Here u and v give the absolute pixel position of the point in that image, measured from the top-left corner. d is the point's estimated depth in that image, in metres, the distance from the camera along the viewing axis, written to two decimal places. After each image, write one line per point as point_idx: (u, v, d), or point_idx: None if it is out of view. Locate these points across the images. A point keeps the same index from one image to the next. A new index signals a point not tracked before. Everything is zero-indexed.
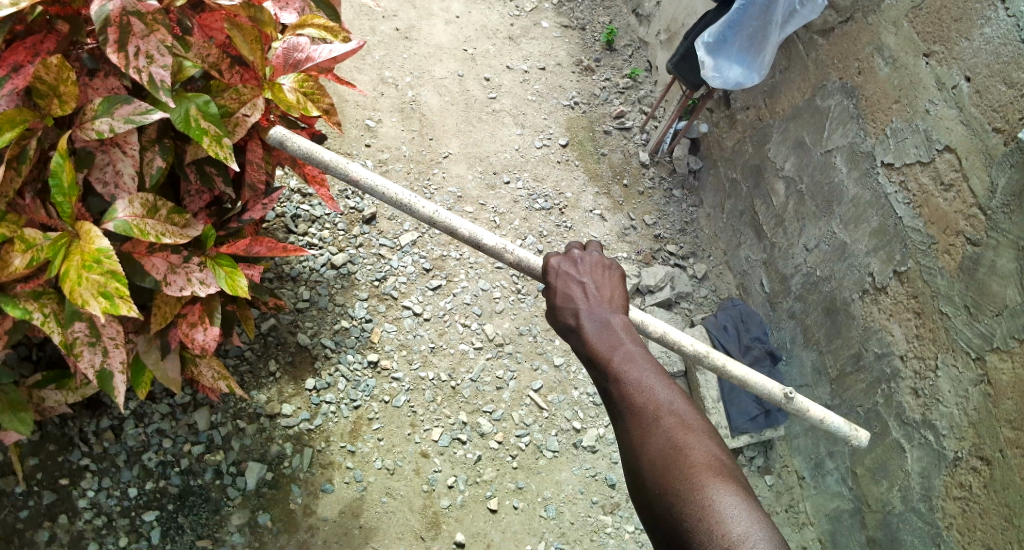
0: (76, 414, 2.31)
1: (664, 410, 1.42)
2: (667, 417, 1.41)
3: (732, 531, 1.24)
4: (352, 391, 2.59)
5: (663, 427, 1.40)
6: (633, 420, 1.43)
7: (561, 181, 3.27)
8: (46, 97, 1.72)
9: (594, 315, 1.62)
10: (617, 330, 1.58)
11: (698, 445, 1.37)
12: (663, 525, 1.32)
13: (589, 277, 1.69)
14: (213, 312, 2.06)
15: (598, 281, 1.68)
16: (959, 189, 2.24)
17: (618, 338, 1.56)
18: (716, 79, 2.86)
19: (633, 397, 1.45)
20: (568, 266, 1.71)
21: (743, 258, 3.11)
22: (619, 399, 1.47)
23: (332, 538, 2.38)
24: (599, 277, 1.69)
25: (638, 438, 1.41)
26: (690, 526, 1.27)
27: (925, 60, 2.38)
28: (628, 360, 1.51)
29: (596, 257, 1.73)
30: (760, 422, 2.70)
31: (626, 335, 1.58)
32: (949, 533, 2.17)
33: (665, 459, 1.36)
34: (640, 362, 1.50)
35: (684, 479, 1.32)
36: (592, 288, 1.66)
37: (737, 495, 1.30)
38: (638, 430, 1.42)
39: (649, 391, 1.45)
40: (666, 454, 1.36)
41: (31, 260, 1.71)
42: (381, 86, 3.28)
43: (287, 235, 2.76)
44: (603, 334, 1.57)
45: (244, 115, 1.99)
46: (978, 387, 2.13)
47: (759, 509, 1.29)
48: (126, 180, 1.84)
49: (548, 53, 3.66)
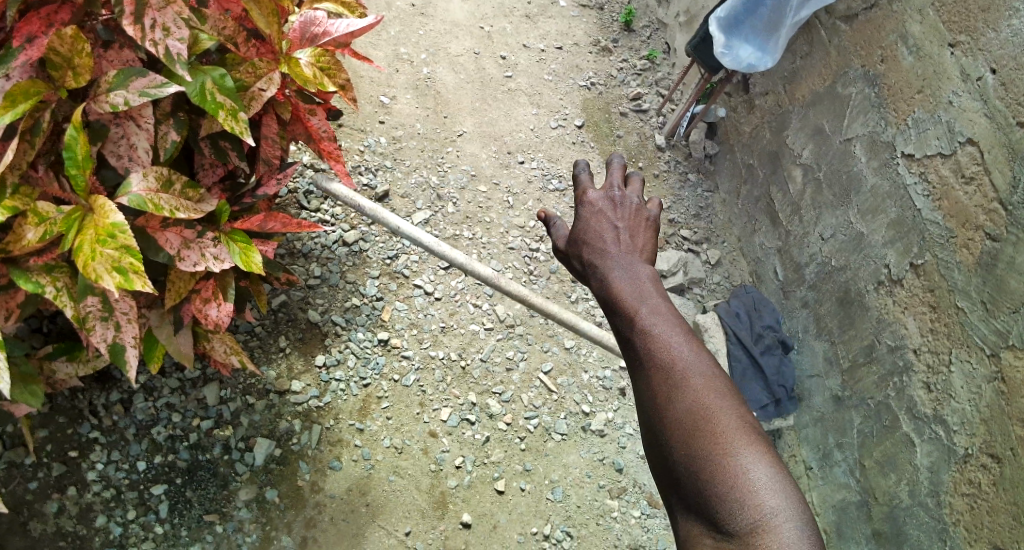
0: (87, 387, 2.31)
1: (694, 367, 1.39)
2: (697, 374, 1.37)
3: (763, 503, 1.23)
4: (362, 369, 2.59)
5: (693, 383, 1.36)
6: (660, 377, 1.38)
7: (576, 163, 3.23)
8: (60, 69, 1.69)
9: (623, 264, 1.58)
10: (646, 282, 1.54)
11: (729, 406, 1.34)
12: (687, 488, 1.30)
13: (625, 223, 1.67)
14: (227, 288, 2.04)
15: (633, 230, 1.67)
16: (980, 182, 2.22)
17: (647, 290, 1.52)
18: (726, 56, 2.84)
19: (662, 353, 1.41)
20: (606, 207, 1.70)
21: (757, 244, 3.09)
22: (646, 354, 1.42)
23: (340, 515, 2.38)
24: (635, 226, 1.68)
25: (665, 395, 1.36)
26: (720, 493, 1.25)
27: (950, 50, 2.34)
28: (657, 315, 1.47)
29: (630, 207, 1.70)
30: (769, 411, 2.73)
31: (654, 287, 1.54)
32: (956, 529, 2.17)
33: (693, 419, 1.32)
34: (669, 318, 1.46)
35: (715, 444, 1.29)
36: (625, 236, 1.65)
37: (768, 463, 1.28)
38: (666, 387, 1.37)
39: (679, 347, 1.41)
40: (695, 416, 1.32)
41: (44, 233, 1.69)
42: (396, 62, 3.25)
43: (299, 211, 2.75)
44: (633, 284, 1.54)
45: (260, 89, 1.95)
46: (992, 385, 2.12)
47: (789, 479, 1.27)
48: (140, 154, 1.81)
49: (566, 32, 3.61)
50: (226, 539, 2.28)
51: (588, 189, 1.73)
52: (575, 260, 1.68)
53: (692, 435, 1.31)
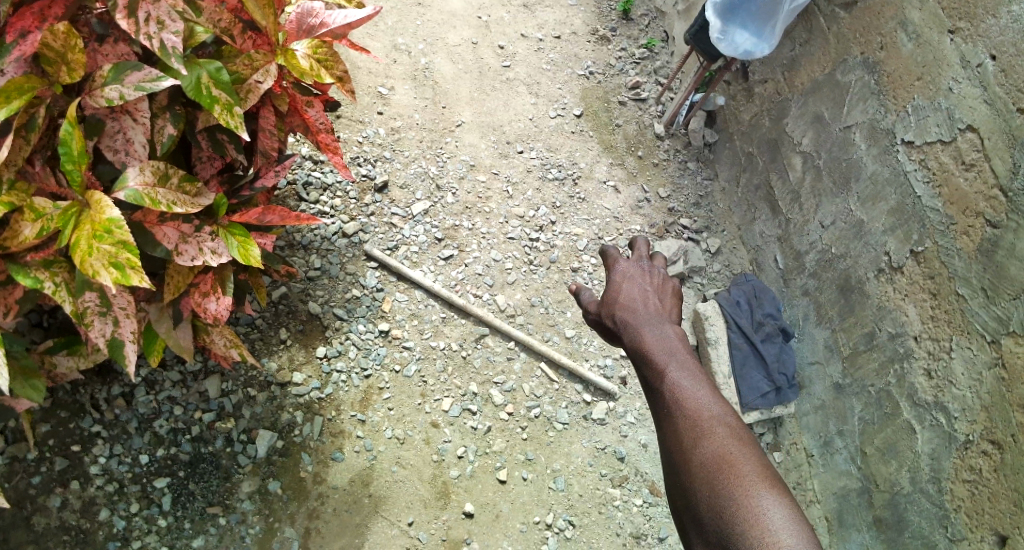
0: (88, 381, 2.29)
1: (719, 418, 1.42)
2: (721, 422, 1.41)
3: (783, 542, 1.23)
4: (363, 360, 2.59)
5: (717, 431, 1.39)
6: (686, 424, 1.42)
7: (575, 152, 3.22)
8: (54, 64, 1.67)
9: (653, 322, 1.62)
10: (675, 338, 1.59)
11: (750, 453, 1.37)
12: (707, 528, 1.31)
13: (652, 286, 1.71)
14: (226, 281, 2.03)
15: (660, 293, 1.71)
16: (980, 169, 2.22)
17: (676, 347, 1.56)
18: (723, 42, 2.82)
19: (688, 402, 1.44)
20: (636, 269, 1.74)
21: (757, 233, 3.08)
22: (673, 403, 1.46)
23: (342, 506, 2.38)
24: (661, 290, 1.72)
25: (690, 441, 1.40)
26: (741, 533, 1.26)
27: (950, 37, 2.33)
28: (684, 369, 1.51)
29: (659, 272, 1.76)
30: (771, 398, 2.72)
31: (682, 345, 1.58)
32: (957, 515, 2.19)
33: (716, 464, 1.35)
34: (696, 373, 1.50)
35: (737, 486, 1.31)
36: (653, 297, 1.68)
37: (788, 507, 1.28)
38: (691, 433, 1.40)
39: (704, 398, 1.45)
40: (719, 460, 1.35)
41: (41, 229, 1.68)
42: (394, 53, 3.23)
43: (298, 203, 2.75)
44: (663, 339, 1.57)
45: (256, 82, 1.94)
46: (993, 372, 2.13)
47: (809, 526, 1.28)
48: (137, 148, 1.81)
49: (564, 21, 3.59)
50: (230, 531, 2.28)
51: (618, 254, 1.78)
52: (602, 318, 1.70)
53: (715, 478, 1.33)
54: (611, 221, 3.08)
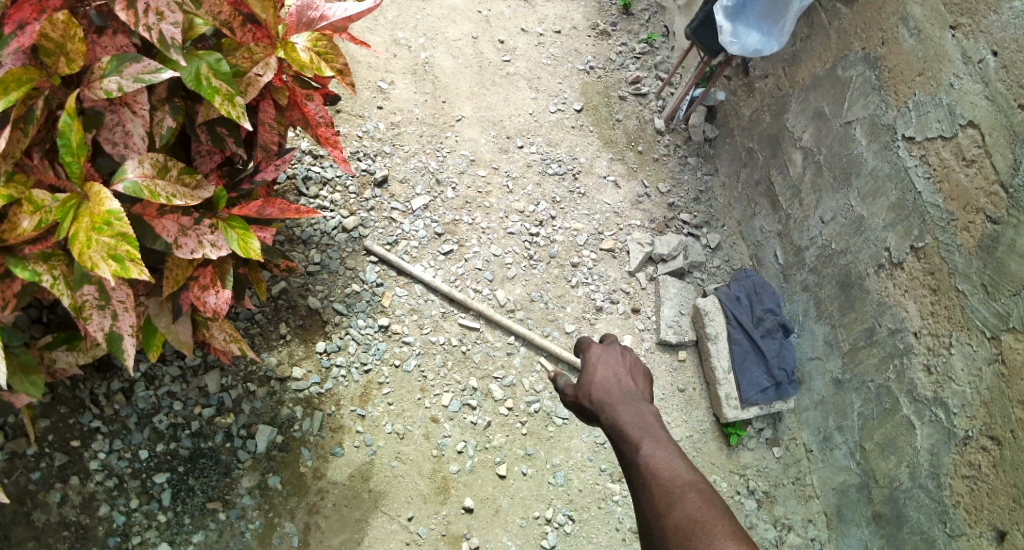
0: (87, 376, 2.29)
1: (692, 483, 1.46)
2: (692, 489, 1.45)
3: None
4: (363, 355, 2.59)
5: (688, 495, 1.43)
6: (658, 492, 1.46)
7: (575, 147, 3.21)
8: (53, 55, 1.66)
9: (627, 402, 1.69)
10: (648, 415, 1.65)
11: (722, 515, 1.39)
12: None
13: (625, 368, 1.81)
14: (225, 274, 2.02)
15: (633, 375, 1.79)
16: (981, 165, 2.23)
17: (647, 423, 1.62)
18: (734, 45, 2.80)
19: (660, 471, 1.49)
20: (609, 355, 1.83)
21: (757, 228, 3.08)
22: (645, 473, 1.50)
23: (342, 501, 2.38)
24: (634, 373, 1.81)
25: (662, 507, 1.43)
26: None
27: (951, 32, 2.33)
28: (656, 441, 1.57)
29: (632, 357, 1.86)
30: (771, 394, 2.70)
31: (655, 421, 1.64)
32: (956, 510, 2.21)
33: (689, 528, 1.38)
34: (667, 445, 1.56)
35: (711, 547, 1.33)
36: (626, 379, 1.77)
37: None
38: (663, 500, 1.44)
39: (675, 465, 1.50)
40: (691, 523, 1.38)
41: (39, 222, 1.67)
42: (394, 47, 3.22)
43: (298, 197, 2.75)
44: (637, 415, 1.65)
45: (256, 75, 1.93)
46: (993, 367, 2.15)
47: None
48: (136, 140, 1.79)
49: (564, 16, 3.58)
50: (230, 527, 2.28)
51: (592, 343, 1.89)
52: (581, 404, 1.78)
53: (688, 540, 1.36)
54: (611, 216, 3.08)
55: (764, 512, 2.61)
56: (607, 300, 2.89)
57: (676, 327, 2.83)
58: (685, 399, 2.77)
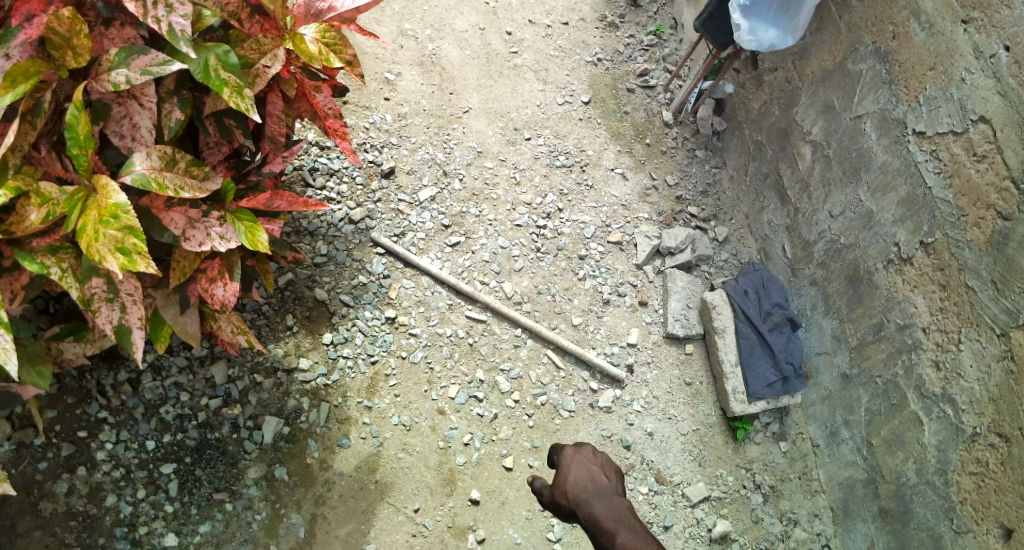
0: (94, 366, 2.28)
1: None
2: None
3: None
4: (370, 346, 2.59)
5: None
6: None
7: (583, 139, 3.20)
8: (60, 48, 1.65)
9: (602, 498, 1.74)
10: (624, 508, 1.73)
11: None
12: None
13: (596, 463, 1.82)
14: (233, 267, 2.02)
15: (603, 468, 1.82)
16: (992, 161, 2.22)
17: (625, 520, 1.71)
18: (750, 41, 2.81)
19: None
20: (578, 453, 1.82)
21: (765, 222, 3.07)
22: None
23: (348, 492, 2.39)
24: (602, 465, 1.82)
25: None
26: None
27: (963, 27, 2.32)
28: (633, 540, 1.67)
29: (598, 452, 1.86)
30: (777, 388, 2.71)
31: (631, 514, 1.73)
32: (963, 507, 2.22)
33: None
34: (643, 540, 1.68)
35: None
36: (599, 476, 1.79)
37: None
38: None
39: None
40: None
41: (47, 214, 1.66)
42: (401, 38, 3.21)
43: (305, 188, 2.75)
44: (613, 512, 1.71)
45: (265, 66, 1.92)
46: (1001, 363, 2.16)
47: None
48: (144, 133, 1.78)
49: (573, 8, 3.56)
50: (236, 517, 2.28)
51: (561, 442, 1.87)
52: (555, 501, 1.78)
53: None
54: (619, 209, 3.07)
55: (769, 507, 2.63)
56: (614, 293, 2.89)
57: (683, 320, 2.83)
58: (691, 392, 2.77)
